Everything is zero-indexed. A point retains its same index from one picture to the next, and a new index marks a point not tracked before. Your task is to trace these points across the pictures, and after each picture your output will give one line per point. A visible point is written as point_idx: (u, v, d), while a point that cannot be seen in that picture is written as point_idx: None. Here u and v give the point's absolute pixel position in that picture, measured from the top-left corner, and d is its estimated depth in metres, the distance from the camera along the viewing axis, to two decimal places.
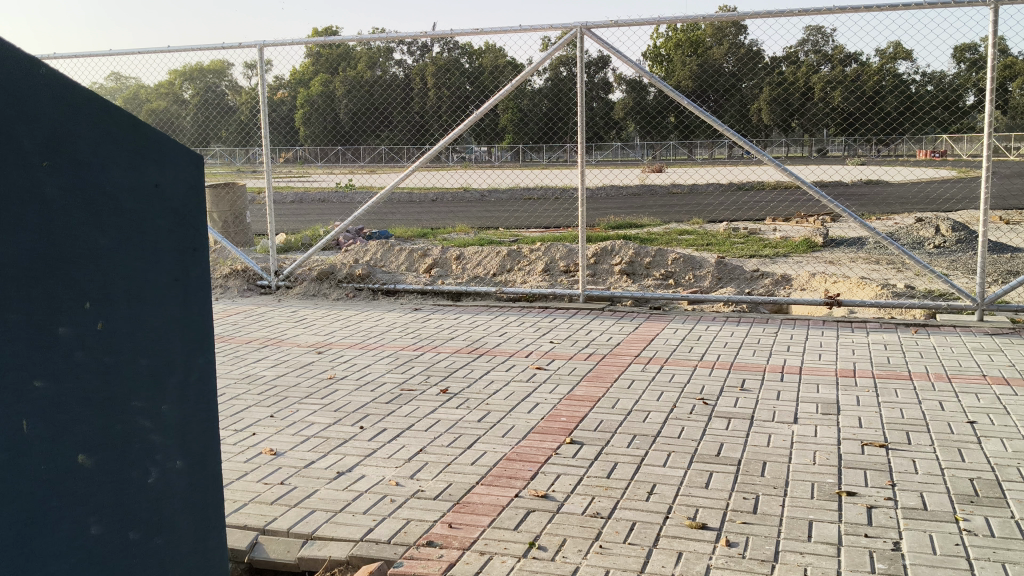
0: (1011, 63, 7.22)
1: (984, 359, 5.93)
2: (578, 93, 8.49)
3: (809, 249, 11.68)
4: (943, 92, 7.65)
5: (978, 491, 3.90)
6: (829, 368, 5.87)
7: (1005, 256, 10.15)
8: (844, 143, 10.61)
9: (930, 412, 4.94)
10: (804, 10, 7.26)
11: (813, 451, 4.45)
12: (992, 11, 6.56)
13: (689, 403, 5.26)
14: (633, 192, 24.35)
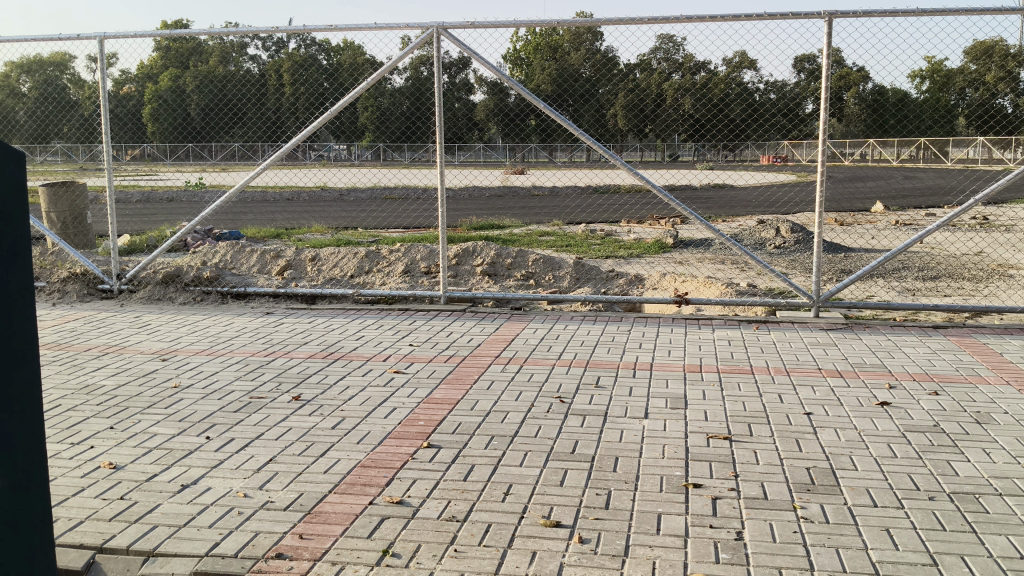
0: (844, 73, 7.66)
1: (820, 353, 6.25)
2: (436, 94, 8.43)
3: (661, 250, 12.06)
4: (784, 100, 8.04)
5: (814, 479, 4.10)
6: (679, 364, 6.05)
7: (839, 256, 10.77)
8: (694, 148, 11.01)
9: (771, 405, 5.16)
10: (654, 19, 7.46)
11: (663, 445, 4.57)
12: (826, 23, 6.92)
13: (545, 402, 5.30)
14: (493, 192, 24.51)
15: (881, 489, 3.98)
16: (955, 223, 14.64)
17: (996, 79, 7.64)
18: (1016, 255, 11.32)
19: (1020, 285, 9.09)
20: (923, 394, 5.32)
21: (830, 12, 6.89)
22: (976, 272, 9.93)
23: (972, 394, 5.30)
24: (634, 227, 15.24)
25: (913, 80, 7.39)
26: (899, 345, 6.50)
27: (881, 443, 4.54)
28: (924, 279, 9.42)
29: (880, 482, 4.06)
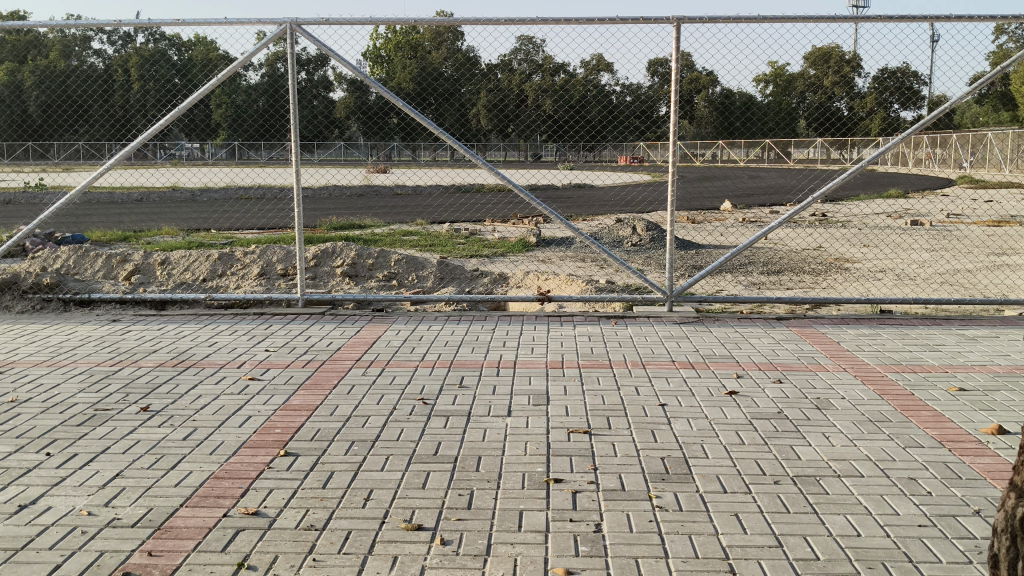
0: (695, 78, 7.95)
1: (675, 346, 6.47)
2: (290, 92, 8.22)
3: (524, 248, 12.18)
4: (640, 103, 8.30)
5: (668, 468, 4.23)
6: (540, 361, 6.13)
7: (692, 253, 11.17)
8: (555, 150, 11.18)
9: (628, 397, 5.29)
10: (512, 20, 7.54)
11: (524, 442, 4.61)
12: (675, 28, 7.15)
13: (408, 404, 5.26)
14: (355, 192, 24.17)
15: (731, 475, 4.15)
16: (797, 220, 15.44)
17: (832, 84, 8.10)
18: (851, 250, 12.04)
19: (855, 278, 9.68)
20: (769, 382, 5.58)
21: (679, 17, 7.12)
22: (816, 266, 10.50)
23: (813, 381, 5.60)
24: (496, 227, 15.33)
25: (757, 84, 7.76)
26: (747, 336, 6.79)
27: (730, 430, 4.73)
28: (769, 273, 9.88)
29: (729, 468, 4.23)
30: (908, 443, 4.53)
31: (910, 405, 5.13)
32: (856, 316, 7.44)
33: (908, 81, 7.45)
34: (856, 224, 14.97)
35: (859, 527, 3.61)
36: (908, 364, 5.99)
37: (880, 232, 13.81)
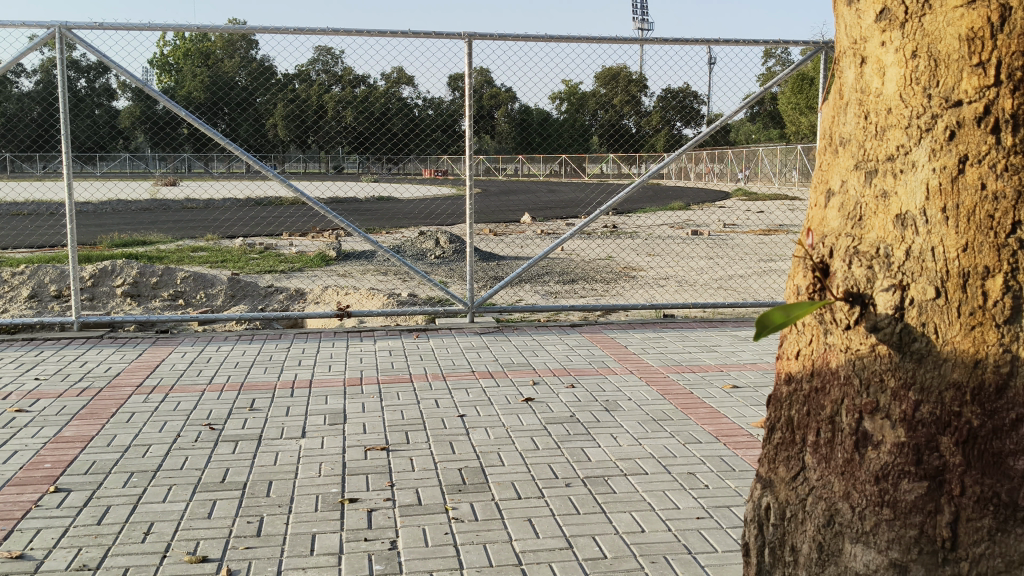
0: (494, 93, 8.13)
1: (474, 357, 6.52)
2: (62, 99, 7.65)
3: (323, 263, 11.92)
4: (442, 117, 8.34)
5: (465, 479, 4.25)
6: (336, 378, 6.00)
7: (492, 264, 11.34)
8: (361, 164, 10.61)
9: (427, 411, 5.28)
10: (309, 31, 7.39)
11: (319, 463, 4.49)
12: (466, 44, 7.24)
13: (194, 430, 5.00)
14: (143, 207, 22.87)
15: (525, 480, 4.22)
16: (590, 231, 16.03)
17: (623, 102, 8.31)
18: (639, 259, 12.63)
19: (642, 285, 10.14)
20: (562, 387, 5.74)
21: (470, 33, 7.22)
22: (607, 275, 10.94)
23: (602, 384, 5.82)
24: (294, 241, 14.91)
25: (552, 101, 7.98)
26: (542, 344, 6.96)
27: (524, 436, 4.82)
28: (564, 283, 10.18)
29: (523, 474, 4.30)
30: (688, 439, 4.79)
31: (689, 403, 5.44)
32: (643, 321, 7.80)
33: (690, 101, 8.09)
34: (644, 234, 15.73)
35: (643, 522, 3.77)
36: (689, 364, 6.35)
37: (665, 242, 14.57)
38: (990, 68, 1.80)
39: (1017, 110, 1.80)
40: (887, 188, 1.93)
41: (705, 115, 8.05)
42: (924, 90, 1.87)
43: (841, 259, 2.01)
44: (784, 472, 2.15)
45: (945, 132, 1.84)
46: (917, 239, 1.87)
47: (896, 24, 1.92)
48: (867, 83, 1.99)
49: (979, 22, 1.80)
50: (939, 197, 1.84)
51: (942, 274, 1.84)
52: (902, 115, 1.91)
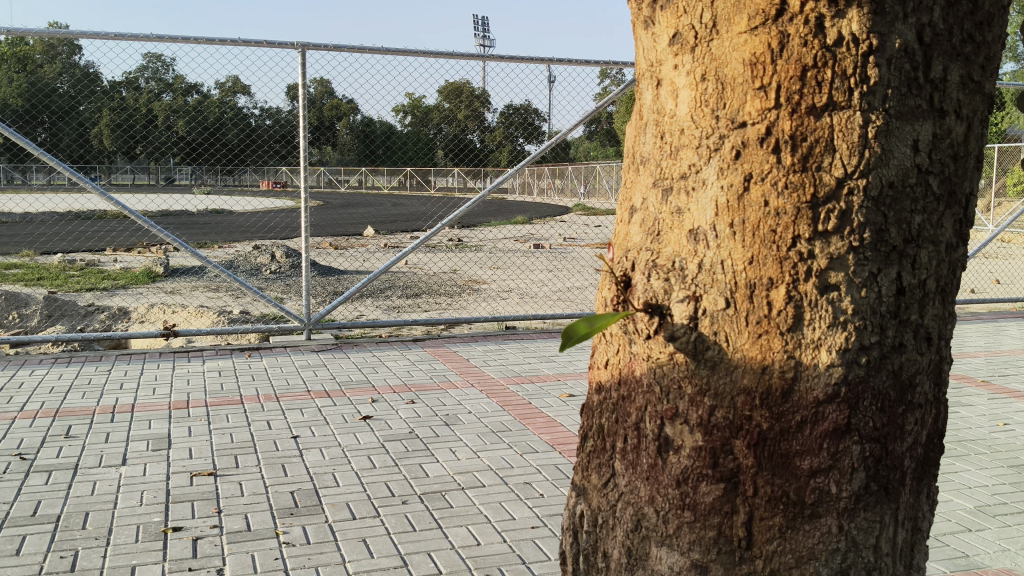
0: (336, 105, 8.02)
1: (309, 375, 6.37)
2: None
3: (150, 280, 11.37)
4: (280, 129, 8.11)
5: (297, 502, 4.13)
6: (162, 402, 5.71)
7: (331, 278, 11.15)
8: (193, 175, 9.97)
9: (259, 433, 5.11)
10: (142, 37, 7.07)
11: (141, 492, 4.26)
12: (300, 54, 7.09)
13: (2, 462, 4.63)
14: None
15: (359, 500, 4.15)
16: (433, 244, 16.03)
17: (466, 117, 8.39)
18: (483, 272, 12.74)
19: (484, 298, 10.22)
20: (401, 403, 5.69)
21: (304, 43, 7.08)
22: (451, 288, 10.97)
23: (442, 399, 5.80)
24: (119, 257, 14.17)
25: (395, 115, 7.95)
26: (382, 360, 6.88)
27: (361, 455, 4.74)
28: (406, 296, 10.13)
29: (358, 494, 4.23)
30: (525, 450, 4.84)
31: (528, 413, 5.51)
32: (485, 334, 7.86)
33: (532, 118, 8.22)
34: (487, 248, 15.89)
35: (478, 535, 3.78)
36: (528, 375, 6.43)
37: (508, 255, 14.76)
38: (772, 92, 1.43)
39: (796, 131, 1.43)
40: (682, 205, 1.57)
41: (546, 132, 8.16)
42: (713, 112, 1.50)
43: (640, 271, 1.64)
44: (595, 478, 1.75)
45: (732, 152, 1.48)
46: (709, 253, 1.52)
47: (686, 48, 1.54)
48: (663, 105, 1.60)
49: (762, 49, 1.43)
50: (729, 213, 1.49)
51: (731, 286, 1.50)
52: (693, 136, 1.54)
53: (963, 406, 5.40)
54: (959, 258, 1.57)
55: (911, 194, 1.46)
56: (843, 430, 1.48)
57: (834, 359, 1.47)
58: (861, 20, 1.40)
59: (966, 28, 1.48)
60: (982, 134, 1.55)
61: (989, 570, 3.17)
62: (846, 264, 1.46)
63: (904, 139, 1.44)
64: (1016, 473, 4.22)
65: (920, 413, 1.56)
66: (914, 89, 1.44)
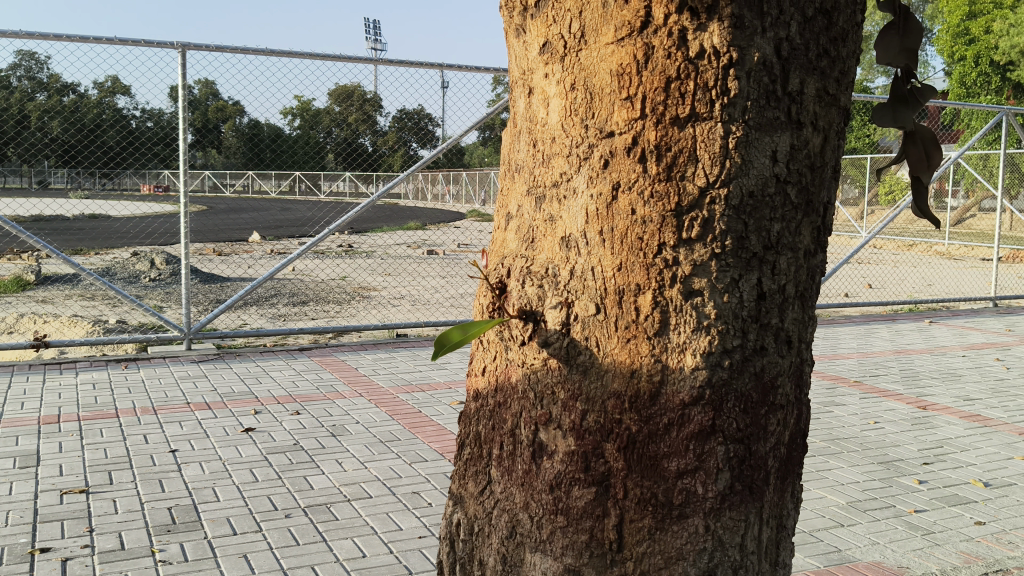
0: (222, 107, 7.84)
1: (190, 387, 6.17)
2: None
3: (20, 288, 10.82)
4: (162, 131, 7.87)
5: (175, 518, 3.99)
6: (30, 417, 5.43)
7: (214, 286, 10.84)
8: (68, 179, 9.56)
9: (135, 448, 4.92)
10: (13, 32, 6.75)
11: (5, 512, 4.03)
12: (179, 55, 6.89)
13: None
14: None
15: (241, 515, 4.04)
16: (323, 251, 15.76)
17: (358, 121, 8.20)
18: (373, 279, 12.63)
19: (374, 306, 10.13)
20: (286, 415, 5.57)
21: (184, 43, 6.88)
22: (340, 295, 10.83)
23: (329, 409, 5.70)
24: None
25: (283, 117, 7.80)
26: (267, 370, 6.72)
27: (243, 469, 4.62)
28: (292, 304, 9.92)
29: (239, 509, 4.11)
30: (414, 459, 4.81)
31: (417, 422, 5.47)
32: (375, 343, 7.77)
33: (425, 123, 8.22)
34: (379, 254, 15.73)
35: (364, 547, 3.73)
36: (418, 383, 6.39)
37: (399, 262, 14.64)
38: (637, 102, 1.46)
39: (662, 141, 1.46)
40: (554, 212, 1.59)
41: (441, 137, 8.16)
42: (583, 121, 1.52)
43: (515, 278, 1.65)
44: (472, 486, 1.75)
45: (601, 160, 1.51)
46: (581, 260, 1.55)
47: (556, 57, 1.56)
48: (535, 112, 1.62)
49: (628, 60, 1.46)
50: (598, 220, 1.52)
51: (601, 292, 1.52)
52: (564, 145, 1.56)
53: (836, 406, 5.63)
54: (817, 264, 1.63)
55: (771, 203, 1.51)
56: (709, 430, 1.52)
57: (699, 363, 1.51)
58: (721, 33, 1.44)
59: (822, 43, 1.52)
60: (838, 145, 1.61)
61: (859, 563, 3.31)
62: (708, 271, 1.50)
63: (763, 150, 1.48)
64: (884, 469, 4.43)
65: (782, 414, 1.61)
66: (772, 101, 1.48)
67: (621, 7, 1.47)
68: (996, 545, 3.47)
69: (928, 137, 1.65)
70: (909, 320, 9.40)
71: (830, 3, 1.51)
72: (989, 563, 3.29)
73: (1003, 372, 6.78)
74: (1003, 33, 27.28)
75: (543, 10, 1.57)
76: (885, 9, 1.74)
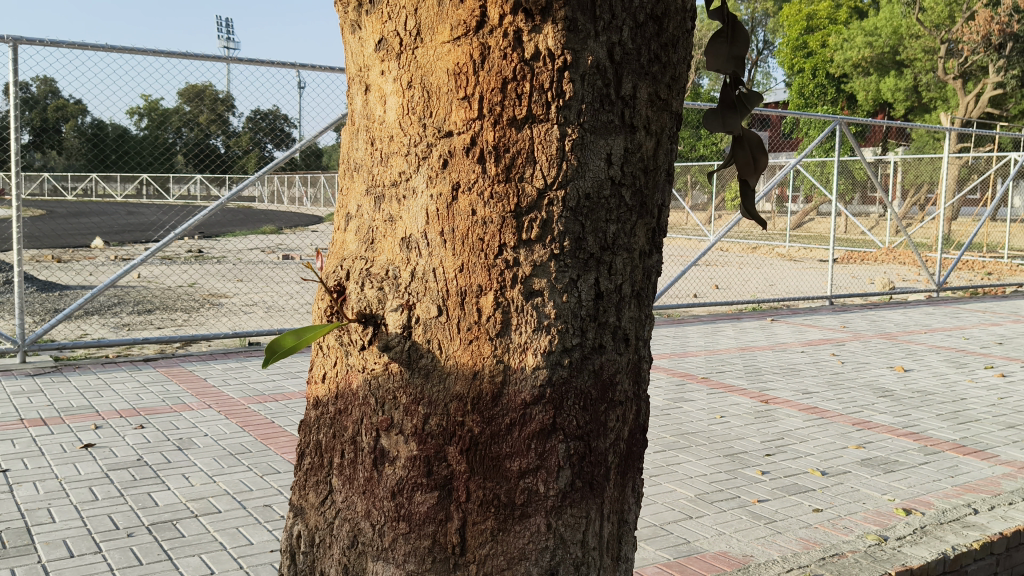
0: (61, 106, 7.39)
1: (24, 402, 5.79)
2: None
3: None
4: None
5: (4, 542, 3.72)
6: None
7: (52, 294, 10.23)
8: None
9: None
10: None
11: None
12: (11, 49, 6.46)
13: None
14: None
15: (80, 536, 3.81)
16: (171, 256, 15.12)
17: (210, 122, 7.89)
18: (225, 285, 12.22)
19: (225, 313, 9.81)
20: (129, 429, 5.30)
21: (16, 37, 6.47)
22: (189, 303, 10.43)
23: (175, 422, 5.47)
24: None
25: (129, 116, 7.42)
26: (108, 383, 6.37)
27: (81, 487, 4.36)
28: (137, 313, 9.47)
29: (77, 530, 3.88)
30: (266, 471, 4.67)
31: (269, 433, 5.32)
32: (225, 352, 7.50)
33: (281, 124, 8.04)
34: (231, 259, 15.23)
35: (212, 564, 3.58)
36: (271, 393, 6.21)
37: (253, 267, 14.22)
38: (475, 102, 1.46)
39: (500, 142, 1.46)
40: (393, 213, 1.57)
41: (296, 138, 7.99)
42: (420, 121, 1.51)
43: (354, 280, 1.61)
44: (312, 496, 1.70)
45: (439, 160, 1.50)
46: (420, 261, 1.53)
47: (391, 54, 1.54)
48: (372, 110, 1.59)
49: (464, 60, 1.46)
50: (438, 221, 1.51)
51: (442, 294, 1.51)
52: (401, 143, 1.54)
53: (685, 402, 5.83)
54: (653, 264, 1.68)
55: (606, 204, 1.54)
56: (549, 429, 1.53)
57: (540, 362, 1.52)
58: (555, 36, 1.45)
59: (653, 48, 1.55)
60: (669, 149, 1.66)
61: (707, 554, 3.42)
62: (548, 271, 1.51)
63: (598, 153, 1.51)
64: (730, 461, 4.61)
65: (621, 410, 1.64)
66: (606, 104, 1.51)
67: (456, 6, 1.46)
68: (831, 531, 3.67)
69: (755, 142, 1.72)
70: (752, 318, 9.85)
71: (660, 9, 1.55)
72: (826, 547, 3.46)
73: (837, 366, 7.19)
74: (837, 47, 29.02)
75: (378, 6, 1.55)
76: (714, 16, 1.80)
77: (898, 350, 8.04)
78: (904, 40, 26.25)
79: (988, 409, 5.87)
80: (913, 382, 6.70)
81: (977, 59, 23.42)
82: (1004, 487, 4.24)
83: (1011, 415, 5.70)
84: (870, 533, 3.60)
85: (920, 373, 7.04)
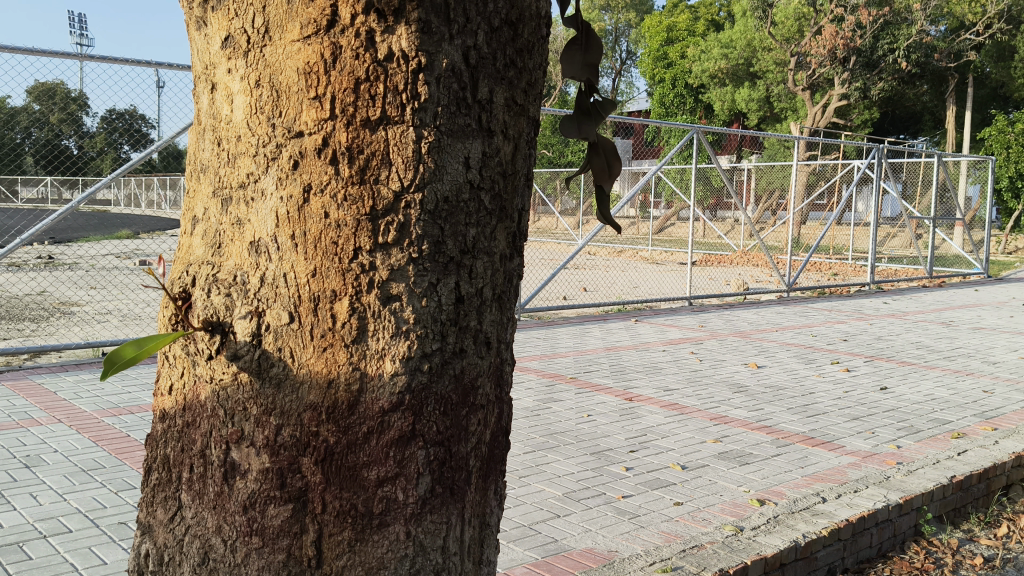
0: None
1: None
2: None
3: None
4: None
5: None
6: None
7: None
8: None
9: None
10: None
11: None
12: None
13: None
14: None
15: None
16: (16, 264, 14.23)
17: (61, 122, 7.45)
18: (77, 293, 11.60)
19: (77, 323, 9.31)
20: None
21: None
22: (39, 312, 9.85)
23: (22, 439, 5.14)
24: None
25: None
26: None
27: None
28: None
29: None
30: (121, 487, 4.45)
31: (125, 447, 5.08)
32: (77, 363, 7.12)
33: (138, 124, 7.82)
34: (84, 266, 14.48)
35: None
36: (126, 406, 5.93)
37: (107, 274, 13.57)
38: (327, 102, 1.43)
39: (353, 143, 1.44)
40: (241, 215, 1.52)
41: (155, 137, 7.76)
42: (269, 120, 1.47)
43: (200, 287, 1.55)
44: (161, 513, 1.63)
45: (289, 161, 1.46)
46: (271, 266, 1.49)
47: (237, 52, 1.49)
48: (218, 109, 1.54)
49: (314, 59, 1.42)
50: (288, 224, 1.47)
51: (294, 300, 1.47)
52: (250, 144, 1.49)
53: (553, 402, 5.90)
54: (513, 268, 1.68)
55: (465, 208, 1.53)
56: (408, 436, 1.51)
57: (398, 368, 1.50)
58: (409, 37, 1.43)
59: (508, 53, 1.56)
60: (527, 154, 1.67)
61: (573, 551, 3.46)
62: (406, 275, 1.49)
63: (455, 156, 1.50)
64: (595, 458, 4.70)
65: (482, 414, 1.64)
66: (463, 108, 1.50)
67: (306, 5, 1.42)
68: (691, 523, 3.78)
69: (609, 148, 1.75)
70: (618, 319, 10.09)
71: (515, 14, 1.55)
72: (686, 539, 3.56)
73: (697, 364, 7.44)
74: (695, 59, 30.15)
75: (224, 3, 1.50)
76: (568, 22, 1.81)
77: (752, 348, 8.39)
78: (758, 53, 27.45)
79: (833, 402, 6.19)
80: (767, 378, 6.99)
81: (823, 72, 24.76)
82: (849, 476, 4.47)
83: (855, 408, 6.03)
84: (727, 524, 3.73)
85: (773, 369, 7.36)
